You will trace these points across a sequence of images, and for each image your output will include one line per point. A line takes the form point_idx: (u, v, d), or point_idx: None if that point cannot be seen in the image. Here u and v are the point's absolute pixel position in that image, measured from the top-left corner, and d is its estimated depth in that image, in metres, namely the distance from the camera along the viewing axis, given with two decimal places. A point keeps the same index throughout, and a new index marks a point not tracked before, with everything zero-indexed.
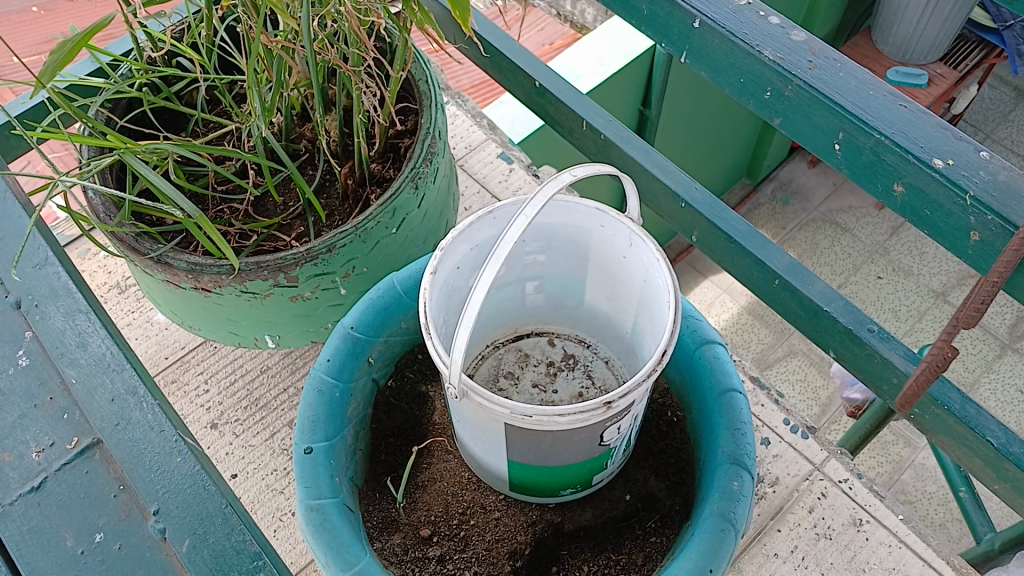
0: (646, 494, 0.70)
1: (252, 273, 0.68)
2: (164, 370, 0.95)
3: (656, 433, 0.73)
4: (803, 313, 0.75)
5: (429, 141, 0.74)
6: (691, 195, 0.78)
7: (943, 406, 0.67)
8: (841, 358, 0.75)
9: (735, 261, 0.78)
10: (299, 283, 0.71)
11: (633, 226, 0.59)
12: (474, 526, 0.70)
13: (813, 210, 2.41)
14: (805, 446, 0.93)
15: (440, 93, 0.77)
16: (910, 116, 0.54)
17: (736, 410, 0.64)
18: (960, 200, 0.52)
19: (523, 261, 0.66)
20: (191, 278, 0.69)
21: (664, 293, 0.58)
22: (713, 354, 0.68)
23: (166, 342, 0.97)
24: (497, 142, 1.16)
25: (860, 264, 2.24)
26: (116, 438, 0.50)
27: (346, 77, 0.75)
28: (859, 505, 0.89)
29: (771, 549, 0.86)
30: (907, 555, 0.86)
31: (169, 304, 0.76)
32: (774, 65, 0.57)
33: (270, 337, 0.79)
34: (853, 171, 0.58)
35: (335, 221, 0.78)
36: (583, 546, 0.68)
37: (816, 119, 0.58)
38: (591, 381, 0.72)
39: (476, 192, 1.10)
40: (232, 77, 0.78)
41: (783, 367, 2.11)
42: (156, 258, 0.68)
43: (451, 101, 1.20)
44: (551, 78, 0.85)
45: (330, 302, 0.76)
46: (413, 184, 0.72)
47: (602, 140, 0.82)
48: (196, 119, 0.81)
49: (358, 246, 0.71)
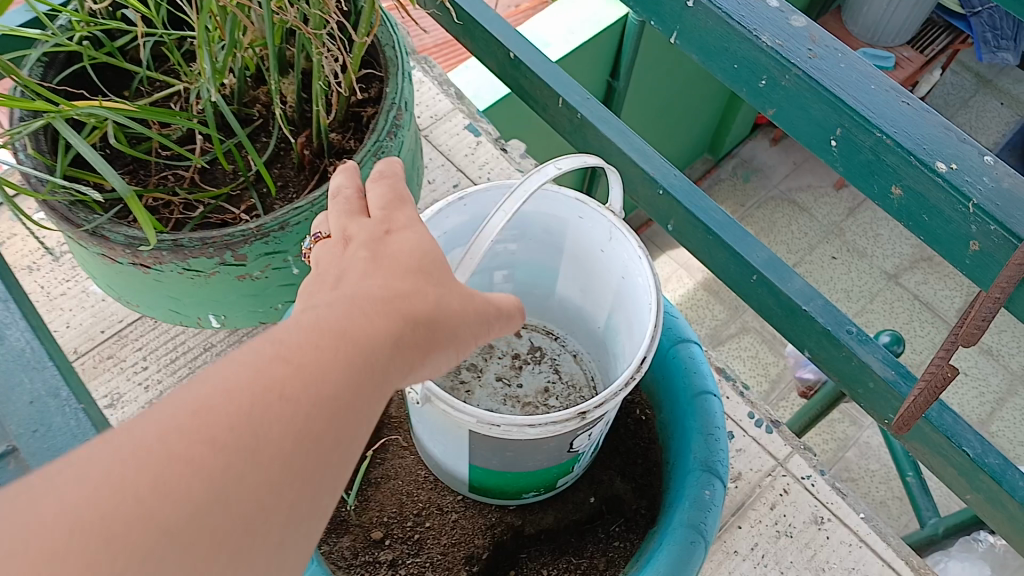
0: (611, 496, 0.67)
1: (196, 251, 0.63)
2: (100, 345, 0.89)
3: (623, 432, 0.70)
4: (780, 310, 0.72)
5: (394, 113, 0.68)
6: (669, 181, 0.74)
7: (920, 413, 0.64)
8: (816, 359, 0.72)
9: (711, 253, 0.74)
10: (247, 262, 0.65)
11: (615, 219, 0.55)
12: (430, 529, 0.66)
13: (773, 188, 2.39)
14: (768, 441, 0.90)
15: (407, 60, 0.71)
16: (913, 114, 0.50)
17: (710, 415, 0.62)
18: (963, 208, 0.49)
19: (492, 250, 0.62)
20: (128, 253, 0.63)
21: (644, 293, 0.54)
22: (688, 353, 0.65)
23: (103, 315, 0.91)
24: (464, 112, 1.10)
25: (816, 243, 2.26)
26: (34, 445, 0.49)
27: (305, 38, 0.69)
28: (821, 502, 0.87)
29: (731, 546, 0.84)
30: (867, 554, 0.85)
31: (105, 278, 0.70)
32: (771, 52, 0.54)
33: (214, 317, 0.73)
34: (849, 169, 0.55)
35: (289, 193, 0.73)
36: (543, 550, 0.65)
37: (813, 111, 0.54)
38: (558, 376, 0.68)
39: (440, 164, 1.04)
40: (181, 33, 0.71)
41: (736, 344, 2.11)
42: (91, 231, 0.62)
43: (417, 66, 1.14)
44: (526, 49, 0.80)
45: (281, 282, 0.71)
46: (375, 158, 0.67)
47: (579, 119, 0.77)
48: (141, 78, 0.74)
49: (313, 224, 0.66)
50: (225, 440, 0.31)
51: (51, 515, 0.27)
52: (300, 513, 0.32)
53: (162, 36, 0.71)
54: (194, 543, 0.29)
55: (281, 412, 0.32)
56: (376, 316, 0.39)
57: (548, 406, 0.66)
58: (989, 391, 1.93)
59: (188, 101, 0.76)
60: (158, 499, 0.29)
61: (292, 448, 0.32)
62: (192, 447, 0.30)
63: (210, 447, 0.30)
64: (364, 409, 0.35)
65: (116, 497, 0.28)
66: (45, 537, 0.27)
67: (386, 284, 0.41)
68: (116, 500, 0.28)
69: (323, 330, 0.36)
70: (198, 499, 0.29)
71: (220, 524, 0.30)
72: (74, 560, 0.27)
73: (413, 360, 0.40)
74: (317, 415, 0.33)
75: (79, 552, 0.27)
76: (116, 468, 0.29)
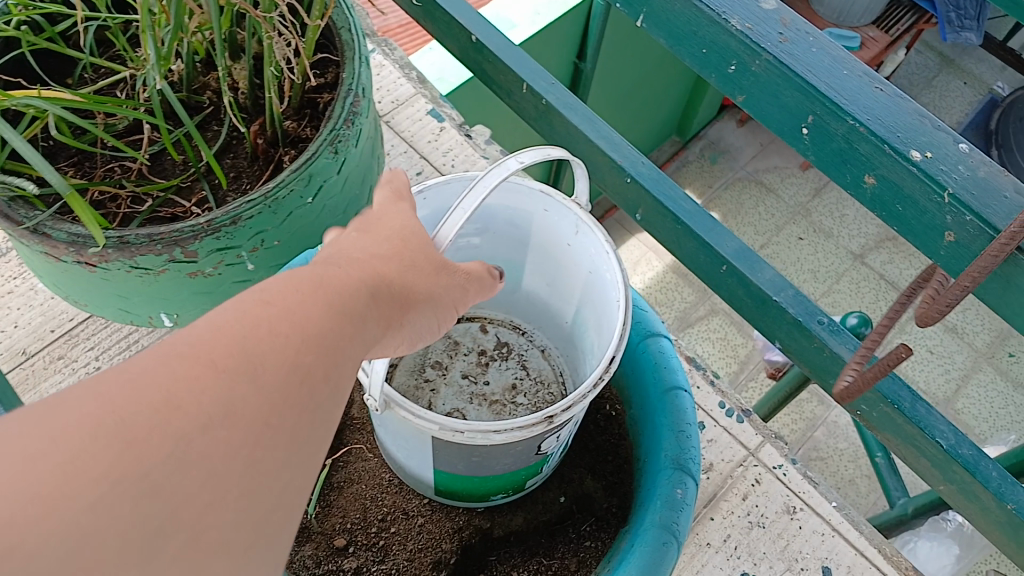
0: (581, 495, 0.65)
1: (143, 248, 0.59)
2: (49, 345, 0.86)
3: (593, 429, 0.68)
4: (751, 301, 0.70)
5: (352, 100, 0.65)
6: (637, 169, 0.72)
7: (892, 404, 0.63)
8: (787, 349, 0.71)
9: (680, 243, 0.73)
10: (198, 258, 0.62)
11: (582, 213, 0.53)
12: (395, 534, 0.64)
13: (740, 169, 2.39)
14: (740, 431, 0.89)
15: (363, 44, 0.68)
16: (887, 100, 0.49)
17: (681, 411, 0.60)
18: (938, 197, 0.47)
19: (455, 245, 0.60)
20: (72, 251, 0.60)
21: (613, 288, 0.52)
22: (658, 348, 0.63)
23: (53, 313, 0.87)
24: (427, 97, 1.08)
25: (783, 224, 2.25)
26: None
27: (255, 22, 0.66)
28: (793, 492, 0.86)
29: (703, 539, 0.83)
30: (839, 543, 0.84)
31: (50, 277, 0.67)
32: (741, 36, 0.52)
33: (166, 316, 0.70)
34: (821, 158, 0.53)
35: (242, 184, 0.70)
36: (513, 552, 0.63)
37: (784, 98, 0.52)
38: (526, 372, 0.67)
39: (403, 152, 1.02)
40: (126, 17, 0.68)
41: (705, 327, 2.10)
42: (32, 228, 0.59)
43: (377, 49, 1.10)
44: (489, 33, 0.77)
45: (236, 279, 0.68)
46: (332, 148, 0.64)
47: (544, 105, 0.75)
48: (84, 64, 0.71)
49: (267, 218, 0.63)
50: (226, 365, 0.30)
51: (67, 424, 0.27)
52: (298, 444, 0.32)
53: (106, 20, 0.68)
54: (207, 458, 0.29)
55: (275, 344, 0.32)
56: (356, 278, 0.38)
57: (516, 404, 0.64)
58: (954, 369, 1.94)
59: (135, 89, 0.72)
60: (169, 413, 0.28)
61: (290, 378, 0.32)
62: (191, 371, 0.30)
63: (211, 370, 0.30)
64: (353, 351, 0.36)
65: (129, 408, 0.28)
66: (62, 444, 0.26)
67: (368, 247, 0.41)
68: (129, 412, 0.28)
69: (306, 290, 0.35)
70: (207, 417, 0.29)
71: (229, 443, 0.29)
72: (94, 466, 0.26)
73: (393, 320, 0.40)
74: (306, 354, 0.33)
75: (98, 458, 0.26)
76: (126, 384, 0.28)
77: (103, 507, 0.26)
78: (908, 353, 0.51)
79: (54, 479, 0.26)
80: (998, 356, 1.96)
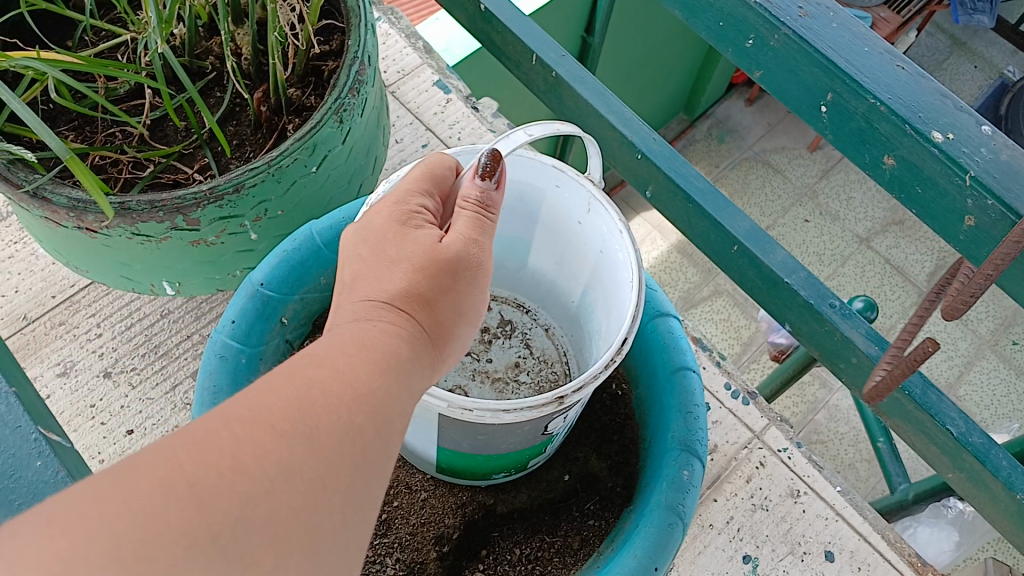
0: (586, 475, 0.65)
1: (145, 214, 0.58)
2: (51, 311, 0.85)
3: (598, 408, 0.67)
4: (761, 282, 0.69)
5: (357, 68, 0.63)
6: (648, 145, 0.71)
7: (904, 391, 0.63)
8: (796, 332, 0.70)
9: (690, 222, 0.72)
10: (201, 226, 0.61)
11: (594, 190, 0.52)
12: (397, 508, 0.64)
13: (747, 149, 2.37)
14: (745, 413, 0.89)
15: (370, 10, 0.66)
16: (909, 79, 0.47)
17: (688, 392, 0.59)
18: (959, 180, 0.46)
19: None
20: (72, 216, 0.59)
21: (625, 270, 0.51)
22: (666, 328, 0.62)
23: (54, 279, 0.87)
24: (434, 68, 1.06)
25: (789, 206, 2.24)
26: None
27: None
28: (797, 476, 0.86)
29: (706, 520, 0.82)
30: (843, 528, 0.84)
31: (50, 242, 0.66)
32: (759, 9, 0.50)
33: (168, 284, 0.69)
34: (839, 137, 0.52)
35: (246, 152, 0.69)
36: (515, 529, 0.63)
37: (803, 75, 0.51)
38: (529, 351, 0.66)
39: (409, 123, 1.00)
40: None
41: (708, 307, 2.09)
42: (31, 191, 0.57)
43: (383, 18, 1.08)
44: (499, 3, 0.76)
45: (239, 248, 0.67)
46: (337, 117, 0.63)
47: (554, 78, 0.74)
48: (84, 26, 0.69)
49: (271, 187, 0.62)
50: (283, 427, 0.33)
51: (132, 494, 0.29)
52: (354, 497, 0.35)
53: None
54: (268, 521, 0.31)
55: (326, 404, 0.35)
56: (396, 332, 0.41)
57: (518, 382, 0.63)
58: (957, 355, 1.93)
59: (136, 52, 0.71)
60: (234, 475, 0.31)
61: (345, 438, 0.35)
62: (245, 441, 0.32)
63: (269, 435, 0.33)
64: (402, 405, 0.38)
65: (199, 471, 0.30)
66: (136, 504, 0.29)
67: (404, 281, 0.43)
68: (197, 478, 0.30)
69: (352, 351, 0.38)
70: (269, 480, 0.32)
71: (290, 504, 0.32)
72: (170, 528, 0.29)
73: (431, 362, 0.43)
74: (355, 410, 0.36)
75: (173, 519, 0.29)
76: (196, 448, 0.31)
77: (177, 567, 0.29)
78: (937, 346, 0.49)
79: (133, 541, 0.28)
80: (1002, 344, 1.95)
